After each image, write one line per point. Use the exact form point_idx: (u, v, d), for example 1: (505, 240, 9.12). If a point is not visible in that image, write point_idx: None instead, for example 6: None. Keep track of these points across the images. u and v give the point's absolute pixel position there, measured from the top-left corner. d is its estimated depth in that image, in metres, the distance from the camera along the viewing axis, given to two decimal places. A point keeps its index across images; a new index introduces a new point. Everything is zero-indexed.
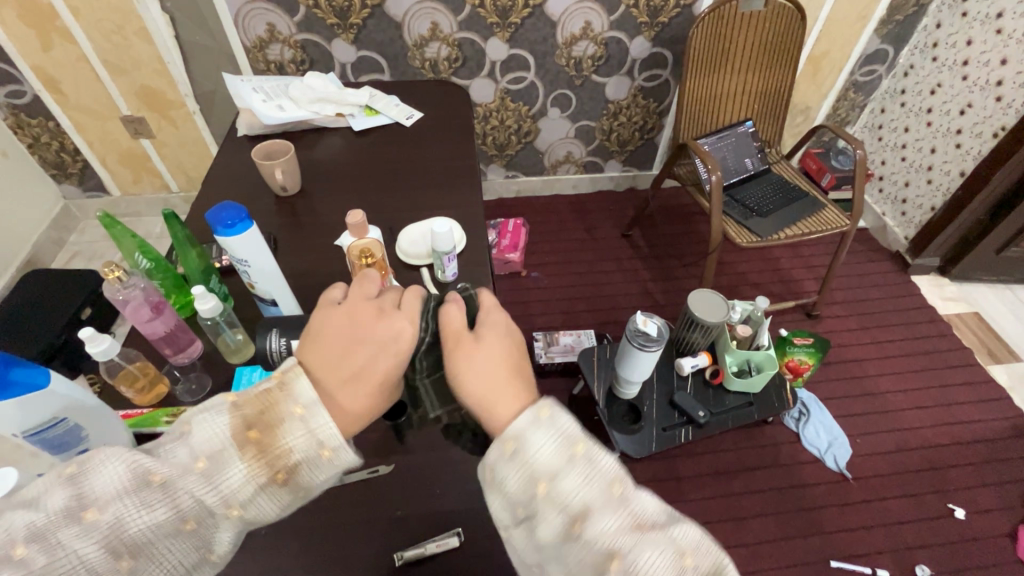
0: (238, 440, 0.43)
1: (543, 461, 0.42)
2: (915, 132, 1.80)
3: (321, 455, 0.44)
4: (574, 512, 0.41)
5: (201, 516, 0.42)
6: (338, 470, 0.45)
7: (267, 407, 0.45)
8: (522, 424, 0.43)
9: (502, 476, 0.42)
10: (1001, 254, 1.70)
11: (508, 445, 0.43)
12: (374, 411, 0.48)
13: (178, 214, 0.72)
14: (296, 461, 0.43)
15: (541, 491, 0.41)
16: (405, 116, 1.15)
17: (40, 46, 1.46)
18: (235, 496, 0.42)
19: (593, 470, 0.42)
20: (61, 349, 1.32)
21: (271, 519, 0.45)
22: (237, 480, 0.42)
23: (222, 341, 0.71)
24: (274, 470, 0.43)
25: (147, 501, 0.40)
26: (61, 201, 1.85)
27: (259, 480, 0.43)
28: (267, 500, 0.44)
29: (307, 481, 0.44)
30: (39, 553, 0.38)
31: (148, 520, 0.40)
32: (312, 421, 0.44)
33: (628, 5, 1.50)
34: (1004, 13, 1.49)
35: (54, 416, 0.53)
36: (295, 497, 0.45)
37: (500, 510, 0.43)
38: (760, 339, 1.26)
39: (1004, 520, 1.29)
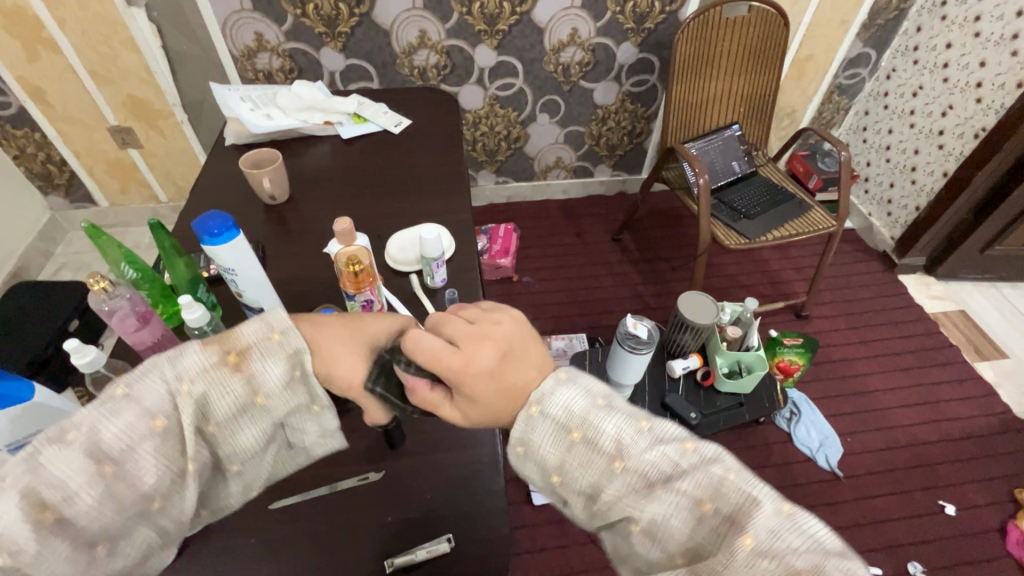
0: (214, 351, 0.41)
1: (546, 457, 0.42)
2: (899, 134, 1.82)
3: (294, 375, 0.44)
4: (587, 493, 0.41)
5: (171, 411, 0.39)
6: (289, 359, 0.43)
7: (211, 318, 0.43)
8: (518, 432, 0.43)
9: (526, 472, 0.45)
10: (986, 252, 1.73)
11: (516, 448, 0.44)
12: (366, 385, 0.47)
13: (165, 224, 0.72)
14: (275, 381, 0.43)
15: (557, 482, 0.43)
16: (394, 123, 1.15)
17: (26, 57, 1.45)
18: (194, 377, 0.40)
19: (590, 455, 0.40)
20: (49, 361, 1.31)
21: (236, 418, 0.42)
22: (197, 366, 0.40)
23: (211, 351, 0.71)
24: (226, 352, 0.41)
25: (119, 409, 0.37)
26: (48, 212, 1.84)
27: (213, 362, 0.40)
28: (229, 386, 0.41)
29: (264, 369, 0.42)
30: (20, 475, 0.34)
31: (122, 426, 0.37)
32: (258, 312, 0.43)
33: (614, 12, 1.52)
34: (982, 17, 1.52)
35: (42, 429, 0.53)
36: (257, 391, 0.42)
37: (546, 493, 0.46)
38: (750, 340, 1.26)
39: (994, 516, 1.30)
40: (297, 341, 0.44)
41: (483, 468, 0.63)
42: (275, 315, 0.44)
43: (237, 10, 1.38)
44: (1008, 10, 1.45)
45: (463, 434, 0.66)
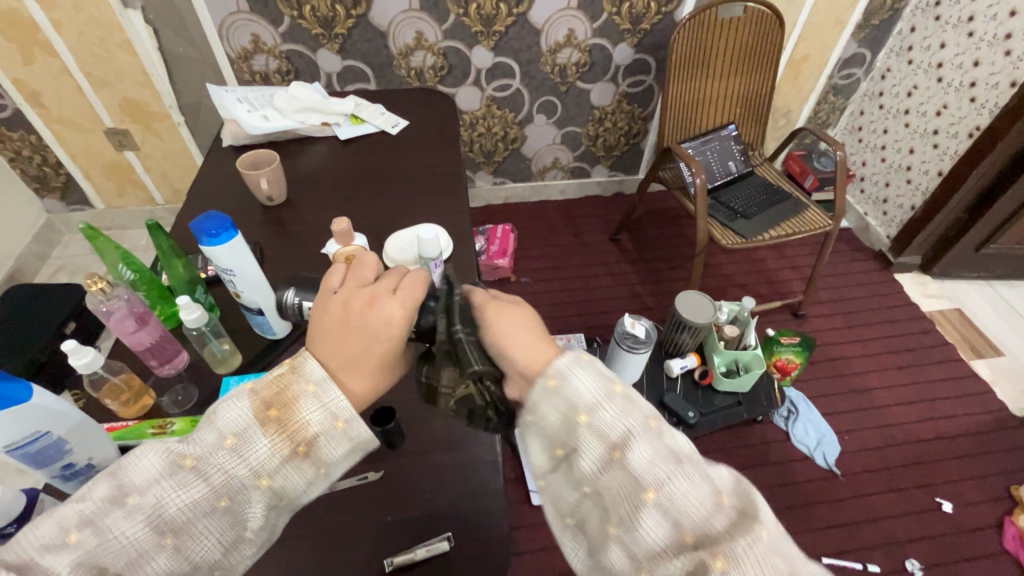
0: (260, 418, 0.44)
1: (583, 395, 0.44)
2: (894, 133, 1.83)
3: (336, 427, 0.46)
4: (613, 441, 0.42)
5: (234, 493, 0.43)
6: (352, 444, 0.47)
7: (279, 388, 0.46)
8: (564, 363, 0.45)
9: (544, 410, 0.45)
10: (981, 251, 1.74)
11: (550, 380, 0.45)
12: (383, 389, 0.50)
13: (162, 225, 0.72)
14: (314, 434, 0.45)
15: (581, 421, 0.43)
16: (391, 124, 1.15)
17: (21, 59, 1.44)
18: (264, 468, 0.44)
19: (632, 405, 0.43)
20: (46, 364, 1.31)
21: (295, 495, 0.46)
22: (263, 453, 0.44)
23: (209, 351, 0.72)
24: (295, 444, 0.45)
25: (182, 481, 0.42)
26: (44, 215, 1.83)
27: (282, 452, 0.44)
28: (292, 472, 0.45)
29: (327, 454, 0.46)
30: (91, 537, 0.40)
31: (184, 499, 0.42)
32: (325, 395, 0.46)
33: (610, 13, 1.52)
34: (975, 17, 1.53)
35: (39, 430, 0.52)
36: (317, 471, 0.46)
37: (540, 451, 0.46)
38: (749, 339, 1.27)
39: (991, 512, 1.31)
40: (359, 431, 0.46)
41: (482, 467, 0.63)
42: (314, 374, 0.46)
43: (234, 11, 1.38)
44: (1002, 10, 1.47)
45: (462, 433, 0.66)
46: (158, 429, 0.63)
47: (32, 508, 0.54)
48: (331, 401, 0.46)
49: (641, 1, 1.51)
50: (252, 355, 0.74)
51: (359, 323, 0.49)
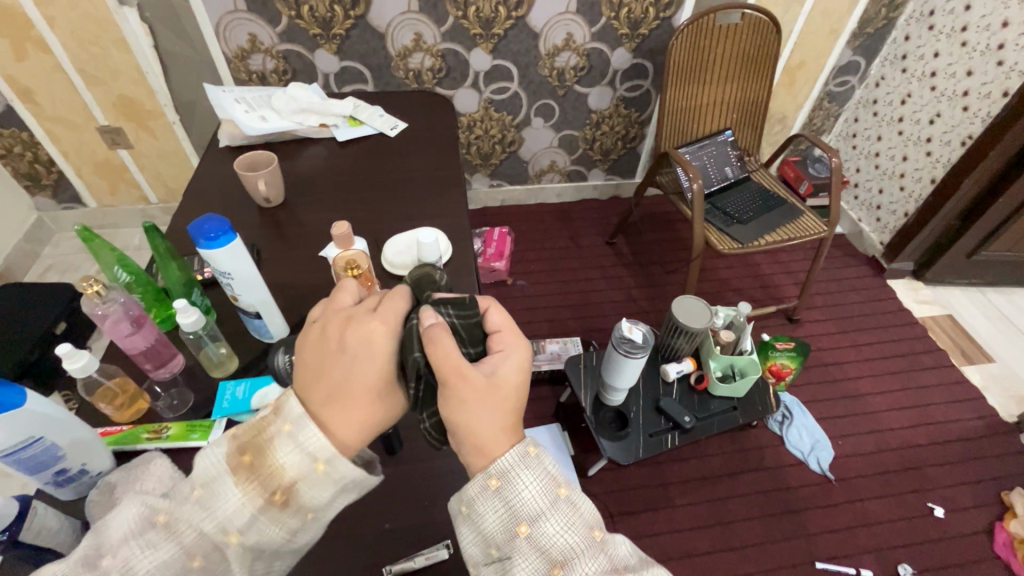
0: (232, 465, 0.44)
1: (526, 500, 0.45)
2: (888, 141, 1.85)
3: (315, 469, 0.45)
4: (553, 556, 0.44)
5: (207, 550, 0.44)
6: (336, 484, 0.46)
7: (257, 433, 0.46)
8: (510, 460, 0.46)
9: (481, 508, 0.46)
10: (972, 257, 1.76)
11: (493, 479, 0.46)
12: (374, 427, 0.49)
13: (159, 227, 0.71)
14: (291, 479, 0.44)
15: (521, 531, 0.45)
16: (389, 126, 1.15)
17: (14, 55, 1.43)
18: (234, 524, 0.43)
19: (573, 514, 0.46)
20: (35, 365, 1.29)
21: (282, 546, 0.46)
22: (234, 507, 0.43)
23: (205, 355, 0.70)
24: (270, 492, 0.44)
25: (154, 540, 0.43)
26: (34, 213, 1.81)
27: (256, 503, 0.43)
28: (267, 523, 0.44)
29: (306, 499, 0.45)
30: None
31: (155, 559, 0.42)
32: (299, 436, 0.45)
33: (609, 18, 1.53)
34: (968, 27, 1.55)
35: (31, 435, 0.51)
36: (301, 518, 0.46)
37: (472, 546, 0.47)
38: (743, 344, 1.26)
39: (982, 517, 1.32)
40: (342, 471, 0.46)
41: None
42: (292, 411, 0.46)
43: (230, 10, 1.37)
44: (994, 20, 1.49)
45: None
46: (154, 434, 0.63)
47: (25, 514, 0.52)
48: (307, 442, 0.45)
49: (640, 6, 1.52)
50: (248, 359, 0.73)
51: (338, 351, 0.48)
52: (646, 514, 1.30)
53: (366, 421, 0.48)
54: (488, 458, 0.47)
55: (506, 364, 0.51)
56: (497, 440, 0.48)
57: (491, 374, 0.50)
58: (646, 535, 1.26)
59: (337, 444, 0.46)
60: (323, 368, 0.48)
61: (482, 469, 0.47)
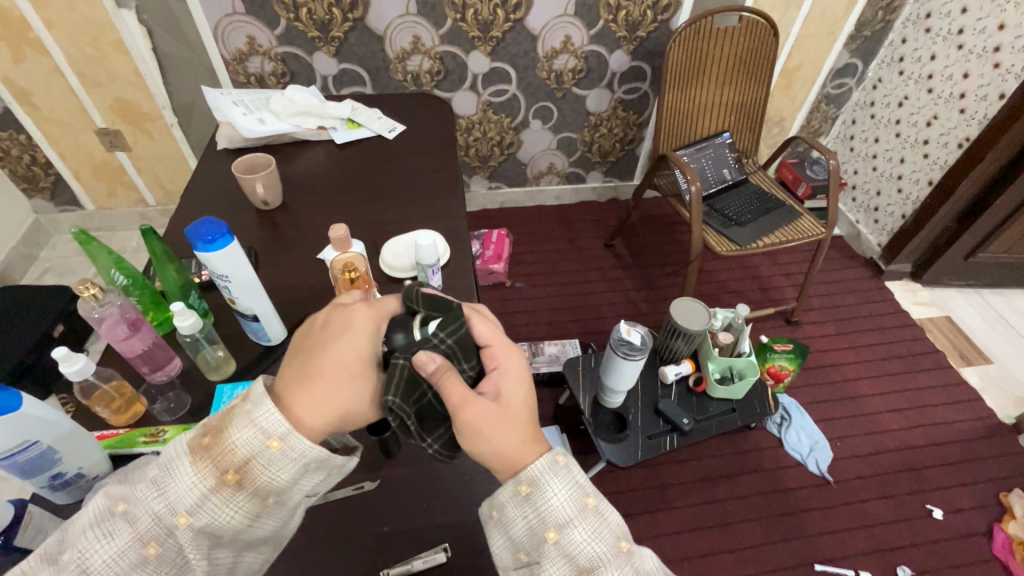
0: (190, 448, 0.45)
1: (557, 508, 0.45)
2: (885, 143, 1.86)
3: (269, 447, 0.44)
4: (582, 564, 0.45)
5: (162, 536, 0.43)
6: (293, 463, 0.45)
7: (217, 416, 0.46)
8: (539, 468, 0.46)
9: (510, 513, 0.46)
10: (970, 259, 1.76)
11: (522, 487, 0.46)
12: (341, 414, 0.48)
13: (156, 229, 0.71)
14: (243, 458, 0.44)
15: (551, 538, 0.45)
16: (388, 128, 1.15)
17: (12, 58, 1.43)
18: (184, 505, 0.43)
19: (601, 524, 0.46)
20: (31, 368, 1.29)
21: (239, 527, 0.45)
22: (185, 488, 0.43)
23: (202, 358, 0.71)
24: (223, 470, 0.44)
25: (109, 528, 0.42)
26: (32, 215, 1.81)
27: (207, 482, 0.43)
28: (222, 503, 0.44)
29: (260, 479, 0.44)
30: None
31: (110, 547, 0.42)
32: (255, 413, 0.45)
33: (607, 21, 1.53)
34: (965, 29, 1.56)
35: (28, 439, 0.51)
36: (257, 500, 0.45)
37: (502, 550, 0.47)
38: (742, 346, 1.25)
39: (980, 519, 1.32)
40: (299, 449, 0.45)
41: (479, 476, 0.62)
42: (255, 389, 0.46)
43: (229, 13, 1.37)
44: (990, 23, 1.50)
45: None
46: (150, 437, 0.62)
47: (19, 519, 0.52)
48: (261, 418, 0.45)
49: (638, 9, 1.52)
50: (245, 362, 0.73)
51: (321, 330, 0.51)
52: (645, 516, 1.30)
53: (330, 406, 0.47)
54: (523, 465, 0.47)
55: (506, 379, 0.52)
56: (528, 448, 0.48)
57: (496, 398, 0.51)
58: (645, 538, 1.26)
59: (299, 427, 0.46)
60: (304, 347, 0.50)
61: (512, 477, 0.47)
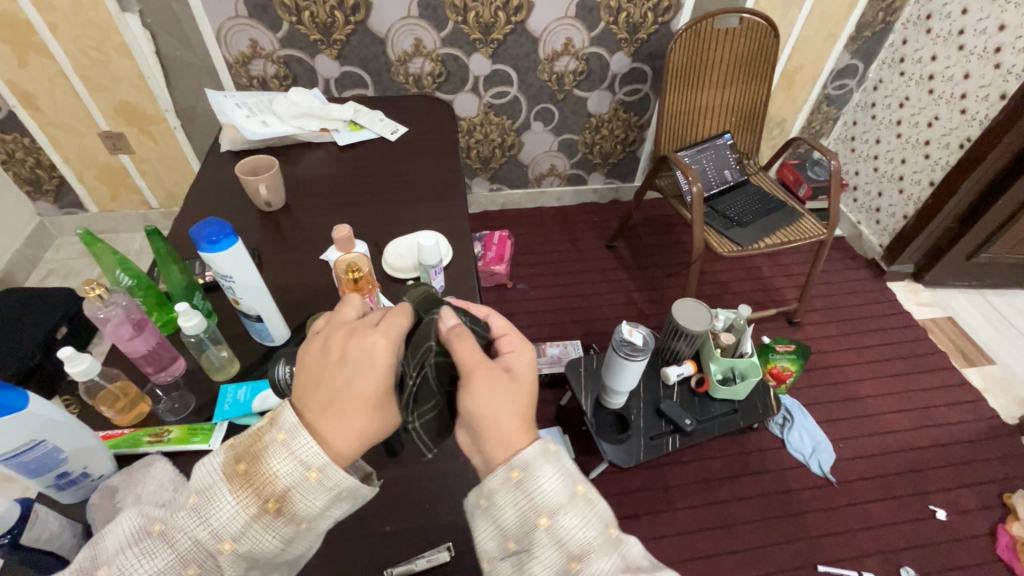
0: (229, 473, 0.45)
1: (548, 494, 0.45)
2: (886, 144, 1.86)
3: (309, 477, 0.45)
4: (572, 551, 0.44)
5: (202, 560, 0.43)
6: (330, 493, 0.46)
7: (252, 441, 0.46)
8: (531, 454, 0.46)
9: (501, 500, 0.46)
10: (972, 260, 1.76)
11: (515, 472, 0.46)
12: (373, 437, 0.48)
13: (161, 230, 0.71)
14: (285, 487, 0.44)
15: (542, 524, 0.44)
16: (390, 130, 1.15)
17: (17, 61, 1.44)
18: (228, 530, 0.43)
19: (591, 512, 0.46)
20: (35, 369, 1.29)
21: (275, 553, 0.45)
22: (228, 514, 0.43)
23: (206, 358, 0.71)
24: (264, 499, 0.44)
25: (147, 549, 0.42)
26: (36, 218, 1.81)
27: (250, 510, 0.43)
28: (262, 530, 0.44)
29: (300, 508, 0.45)
30: None
31: (149, 568, 0.42)
32: (294, 444, 0.45)
33: (608, 22, 1.54)
34: (965, 30, 1.56)
35: (32, 438, 0.51)
36: (295, 527, 0.46)
37: (489, 540, 0.46)
38: (743, 347, 1.26)
39: (984, 521, 1.32)
40: (337, 479, 0.45)
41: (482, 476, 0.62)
42: (286, 418, 0.46)
43: (232, 16, 1.38)
44: (991, 24, 1.50)
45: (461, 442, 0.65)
46: (155, 437, 0.63)
47: (26, 518, 0.52)
48: (300, 450, 0.45)
49: (639, 11, 1.53)
50: (249, 362, 0.73)
51: (339, 362, 0.48)
52: (647, 517, 1.29)
53: (365, 432, 0.47)
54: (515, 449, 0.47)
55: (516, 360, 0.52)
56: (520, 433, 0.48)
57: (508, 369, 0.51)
58: (647, 539, 1.26)
59: (331, 454, 0.46)
60: (324, 378, 0.48)
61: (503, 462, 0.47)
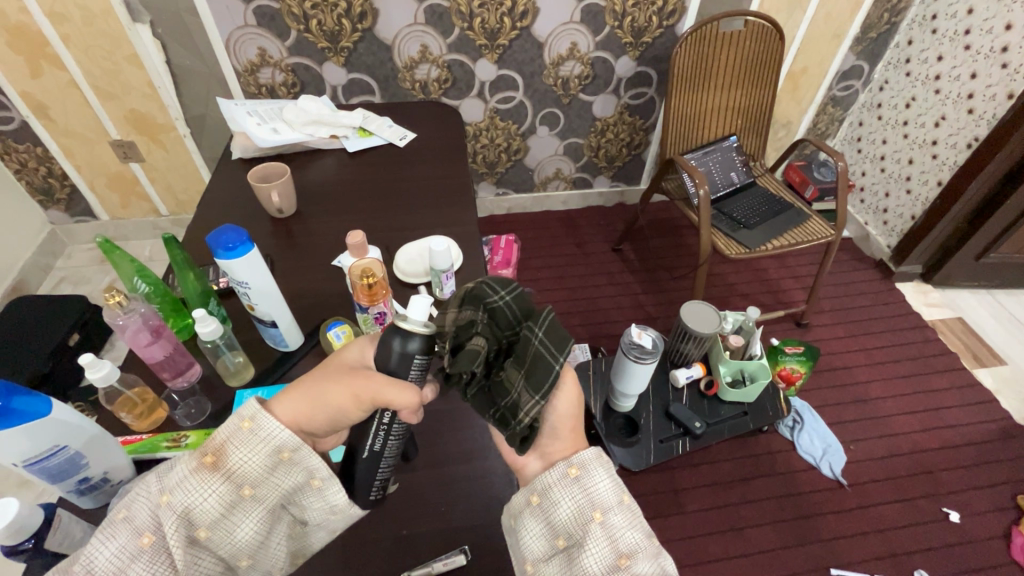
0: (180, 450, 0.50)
1: (601, 491, 0.49)
2: (893, 144, 1.85)
3: (242, 427, 0.48)
4: (621, 548, 0.47)
5: (155, 527, 0.46)
6: (263, 443, 0.48)
7: None
8: (588, 456, 0.50)
9: (557, 496, 0.49)
10: (981, 260, 1.75)
11: (572, 469, 0.49)
12: (310, 410, 0.50)
13: (177, 237, 0.72)
14: (221, 441, 0.48)
15: (596, 519, 0.48)
16: (398, 136, 1.16)
17: (30, 73, 1.46)
18: (169, 486, 0.47)
19: (638, 516, 0.49)
20: (49, 376, 1.31)
21: (220, 513, 0.47)
22: (172, 477, 0.47)
23: (222, 364, 0.72)
24: (202, 454, 0.48)
25: (112, 529, 0.46)
26: (48, 226, 1.84)
27: (189, 466, 0.47)
28: (198, 484, 0.46)
29: (233, 458, 0.48)
30: None
31: (111, 543, 0.45)
32: None
33: (613, 27, 1.55)
34: (971, 30, 1.56)
35: (57, 444, 0.52)
36: (234, 483, 0.48)
37: (540, 536, 0.49)
38: (754, 348, 1.26)
39: (999, 523, 1.31)
40: (267, 428, 0.48)
41: (496, 479, 0.63)
42: None
43: (240, 25, 1.39)
44: (997, 23, 1.50)
45: (475, 445, 0.66)
46: (173, 442, 0.63)
47: (50, 522, 0.53)
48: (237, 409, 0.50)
49: (643, 15, 1.53)
50: (264, 367, 0.74)
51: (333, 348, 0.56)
52: (658, 520, 1.29)
53: (303, 403, 0.50)
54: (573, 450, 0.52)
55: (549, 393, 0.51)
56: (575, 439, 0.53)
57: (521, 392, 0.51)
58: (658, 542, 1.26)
59: (272, 414, 0.50)
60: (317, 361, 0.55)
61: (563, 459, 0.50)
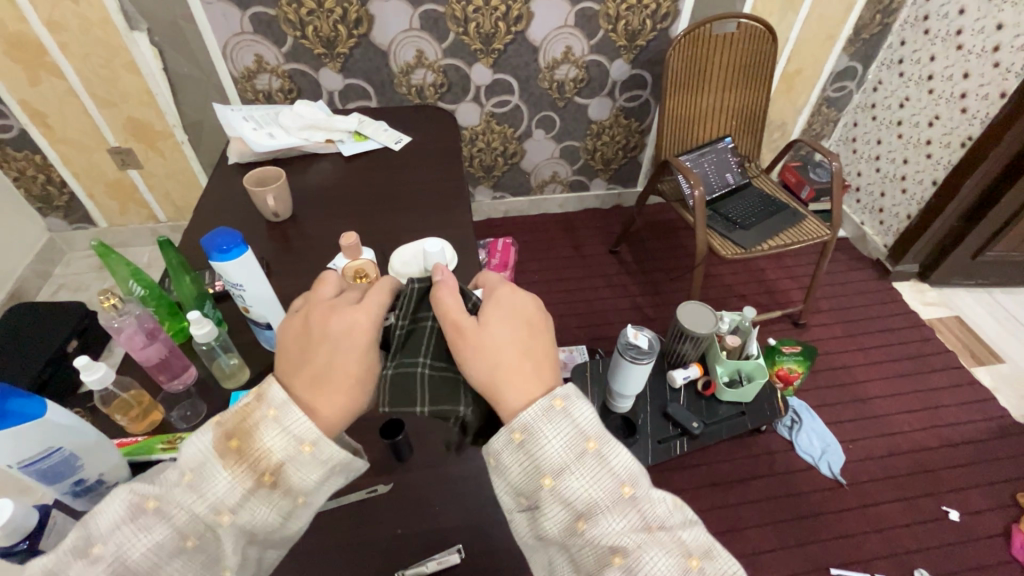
0: (221, 449, 0.44)
1: (551, 456, 0.44)
2: (888, 144, 1.86)
3: (305, 451, 0.45)
4: (578, 510, 0.43)
5: (200, 531, 0.43)
6: (325, 467, 0.46)
7: (245, 419, 0.46)
8: (532, 416, 0.45)
9: (507, 462, 0.45)
10: (977, 258, 1.76)
11: (515, 435, 0.44)
12: (354, 411, 0.49)
13: (173, 241, 0.73)
14: (280, 461, 0.45)
15: (546, 485, 0.43)
16: (394, 140, 1.17)
17: (28, 81, 1.47)
18: (223, 501, 0.43)
19: (601, 469, 0.44)
20: (48, 383, 1.31)
21: (271, 528, 0.46)
22: (223, 487, 0.43)
23: (217, 366, 0.71)
24: (260, 472, 0.44)
25: (143, 525, 0.42)
26: (47, 234, 1.84)
27: (246, 484, 0.44)
28: (260, 503, 0.44)
29: (296, 481, 0.45)
30: None
31: (146, 544, 0.42)
32: (289, 420, 0.45)
33: (607, 30, 1.56)
34: (963, 30, 1.57)
35: (51, 446, 0.52)
36: (291, 501, 0.46)
37: (503, 495, 0.46)
38: (749, 348, 1.28)
39: (998, 521, 1.30)
40: (332, 453, 0.46)
41: (490, 479, 0.63)
42: (277, 395, 0.46)
43: (237, 32, 1.40)
44: (989, 23, 1.51)
45: (471, 444, 0.66)
46: (168, 444, 0.64)
47: (45, 524, 0.53)
48: (294, 425, 0.45)
49: (637, 18, 1.55)
50: (260, 369, 0.74)
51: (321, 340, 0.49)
52: None
53: (349, 410, 0.48)
54: (512, 414, 0.46)
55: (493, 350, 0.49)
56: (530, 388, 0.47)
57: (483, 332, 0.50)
58: None
59: (325, 427, 0.47)
60: (306, 356, 0.49)
61: (507, 425, 0.45)
